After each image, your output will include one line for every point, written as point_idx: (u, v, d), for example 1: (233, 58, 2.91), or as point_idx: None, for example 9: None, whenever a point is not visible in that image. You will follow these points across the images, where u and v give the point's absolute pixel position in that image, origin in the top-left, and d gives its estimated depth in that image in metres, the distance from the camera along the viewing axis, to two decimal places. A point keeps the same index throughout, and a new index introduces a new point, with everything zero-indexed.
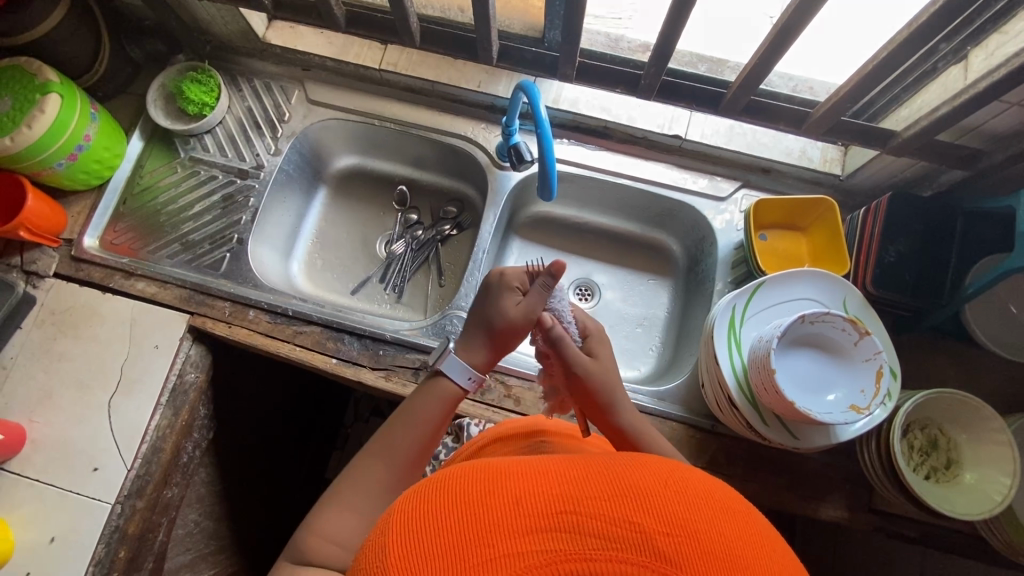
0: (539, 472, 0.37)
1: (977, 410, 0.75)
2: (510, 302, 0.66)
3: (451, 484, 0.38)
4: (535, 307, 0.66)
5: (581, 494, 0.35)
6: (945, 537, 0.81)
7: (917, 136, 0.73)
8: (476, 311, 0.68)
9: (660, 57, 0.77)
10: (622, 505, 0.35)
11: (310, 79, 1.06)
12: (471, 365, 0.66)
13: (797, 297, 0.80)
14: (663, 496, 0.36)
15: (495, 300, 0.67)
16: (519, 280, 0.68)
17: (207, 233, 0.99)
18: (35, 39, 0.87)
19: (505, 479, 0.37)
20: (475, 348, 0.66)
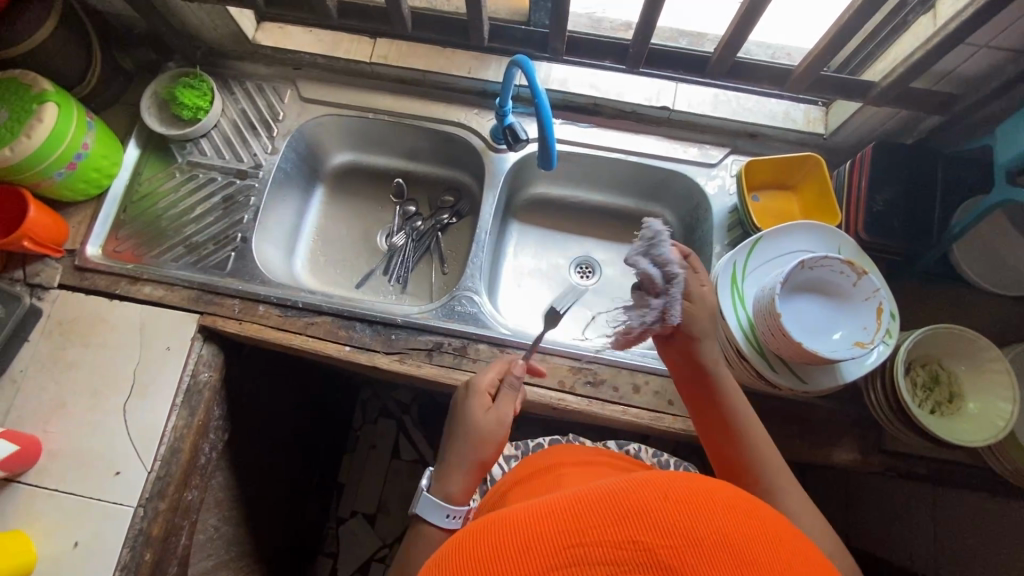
0: (543, 510, 0.37)
1: (974, 342, 0.79)
2: (481, 409, 0.71)
3: (464, 544, 0.38)
4: (504, 409, 0.71)
5: (582, 525, 0.35)
6: (953, 470, 0.84)
7: (897, 83, 0.76)
8: (451, 436, 0.71)
9: (647, 24, 0.79)
10: (626, 527, 0.35)
11: (301, 78, 1.07)
12: (449, 499, 0.67)
13: (794, 249, 0.83)
14: (663, 508, 0.36)
15: (465, 411, 0.72)
16: (489, 386, 0.74)
17: (211, 234, 1.00)
18: (39, 43, 0.88)
19: (512, 528, 0.37)
20: (451, 477, 0.68)
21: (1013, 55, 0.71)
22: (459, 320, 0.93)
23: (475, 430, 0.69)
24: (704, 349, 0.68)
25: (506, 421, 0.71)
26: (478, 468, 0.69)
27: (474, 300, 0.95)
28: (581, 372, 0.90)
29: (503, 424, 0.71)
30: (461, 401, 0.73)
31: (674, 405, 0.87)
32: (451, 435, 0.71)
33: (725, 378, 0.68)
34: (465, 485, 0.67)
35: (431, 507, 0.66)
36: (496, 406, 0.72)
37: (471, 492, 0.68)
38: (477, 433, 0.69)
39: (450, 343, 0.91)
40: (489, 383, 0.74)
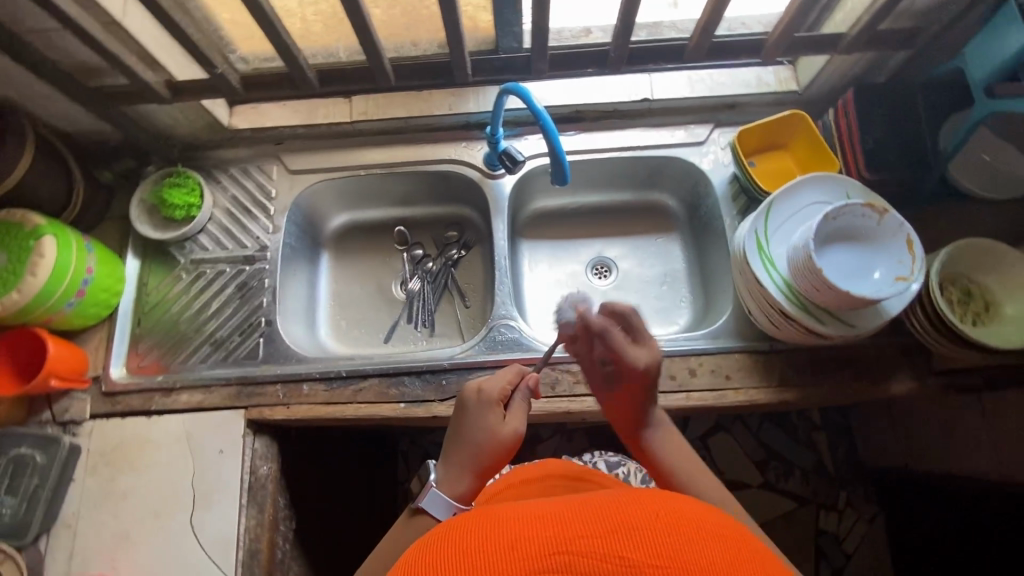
0: (535, 518, 0.40)
1: (995, 249, 0.83)
2: (497, 418, 0.70)
3: (456, 535, 0.41)
4: (516, 421, 0.71)
5: (573, 534, 0.37)
6: (1006, 374, 0.88)
7: (865, 29, 0.80)
8: (460, 435, 0.70)
9: (624, 25, 0.81)
10: (612, 541, 0.37)
11: (284, 151, 1.06)
12: (454, 497, 0.66)
13: (809, 204, 0.86)
14: (655, 530, 0.38)
15: (481, 416, 0.70)
16: (497, 393, 0.72)
17: (233, 326, 0.98)
18: (21, 179, 0.86)
19: (503, 529, 0.39)
20: (461, 477, 0.67)
21: None
22: (503, 349, 0.93)
23: (494, 440, 0.68)
24: (643, 437, 0.71)
25: (519, 434, 0.70)
26: (485, 471, 0.68)
27: (513, 326, 0.95)
28: None
29: (517, 435, 0.70)
30: (476, 407, 0.70)
31: (732, 378, 0.90)
32: (460, 434, 0.70)
33: (671, 448, 0.70)
34: (472, 484, 0.67)
35: (432, 501, 0.65)
36: (509, 415, 0.72)
37: (474, 492, 0.68)
38: (488, 438, 0.68)
39: None
40: (498, 389, 0.73)
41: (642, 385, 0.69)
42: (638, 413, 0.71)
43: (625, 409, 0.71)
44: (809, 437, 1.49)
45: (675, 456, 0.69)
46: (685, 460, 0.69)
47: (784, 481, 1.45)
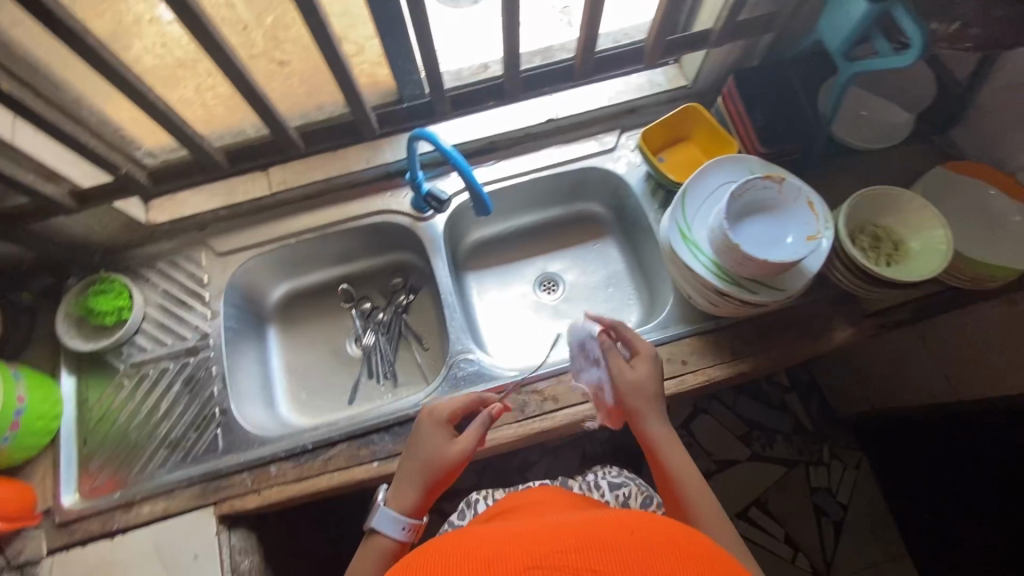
0: (514, 546, 0.44)
1: (889, 194, 0.91)
2: (444, 438, 0.75)
3: (438, 559, 0.44)
4: (467, 439, 0.74)
5: (548, 554, 0.41)
6: (930, 302, 0.94)
7: (727, 23, 0.88)
8: (410, 454, 0.75)
9: (512, 58, 0.85)
10: (584, 559, 0.41)
11: (210, 235, 1.05)
12: (401, 511, 0.71)
13: (719, 186, 0.91)
14: (625, 553, 0.42)
15: (429, 437, 0.76)
16: (447, 414, 0.78)
17: (187, 423, 0.95)
18: None
19: (482, 556, 0.43)
20: (407, 491, 0.72)
21: None
22: (466, 385, 0.94)
23: (438, 456, 0.73)
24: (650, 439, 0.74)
25: (467, 452, 0.73)
26: (433, 485, 0.73)
27: (471, 359, 0.96)
28: None
29: (464, 453, 0.73)
30: (426, 427, 0.77)
31: (688, 362, 0.93)
32: (411, 453, 0.75)
33: (675, 453, 0.72)
34: (417, 496, 0.72)
35: (379, 517, 0.70)
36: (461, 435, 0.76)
37: (422, 506, 0.72)
38: (432, 453, 0.74)
39: None
40: (448, 411, 0.78)
41: (653, 374, 0.78)
42: (648, 406, 0.76)
43: (637, 401, 0.76)
44: (781, 400, 1.55)
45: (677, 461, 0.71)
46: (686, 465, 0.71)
47: (769, 449, 1.49)
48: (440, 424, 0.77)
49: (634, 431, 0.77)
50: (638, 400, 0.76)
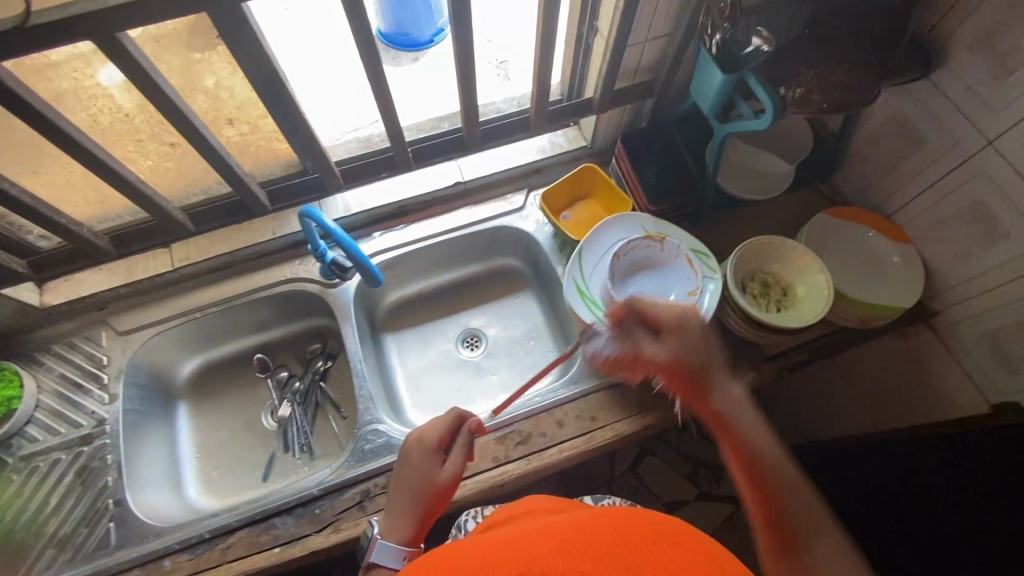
0: (505, 553, 0.45)
1: (774, 243, 0.95)
2: (432, 464, 0.72)
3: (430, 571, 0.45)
4: (454, 466, 0.72)
5: (537, 557, 0.43)
6: (826, 343, 0.97)
7: (604, 92, 0.93)
8: (399, 484, 0.73)
9: (395, 134, 0.87)
10: (571, 560, 0.42)
11: (111, 315, 1.02)
12: (399, 543, 0.70)
13: (612, 243, 0.94)
14: (612, 548, 0.43)
15: (416, 463, 0.73)
16: (434, 440, 0.73)
17: (78, 519, 0.90)
18: None
19: (473, 564, 0.44)
20: (399, 523, 0.70)
21: (668, 40, 0.90)
22: (373, 457, 0.92)
23: (427, 484, 0.71)
24: (720, 413, 0.58)
25: (455, 479, 0.71)
26: (426, 512, 0.71)
27: (379, 430, 0.94)
28: (507, 440, 0.92)
29: (454, 478, 0.71)
30: (414, 454, 0.73)
31: (597, 418, 0.93)
32: (399, 482, 0.73)
33: (754, 427, 0.58)
34: (411, 527, 0.70)
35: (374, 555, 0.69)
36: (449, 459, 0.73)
37: (418, 535, 0.71)
38: (418, 482, 0.72)
39: (376, 484, 0.88)
40: (436, 435, 0.73)
41: (701, 338, 0.62)
42: (715, 383, 0.60)
43: (697, 383, 0.60)
44: None
45: (761, 441, 0.57)
46: (771, 443, 0.57)
47: None
48: (428, 449, 0.73)
49: (694, 406, 0.61)
50: (701, 384, 0.60)
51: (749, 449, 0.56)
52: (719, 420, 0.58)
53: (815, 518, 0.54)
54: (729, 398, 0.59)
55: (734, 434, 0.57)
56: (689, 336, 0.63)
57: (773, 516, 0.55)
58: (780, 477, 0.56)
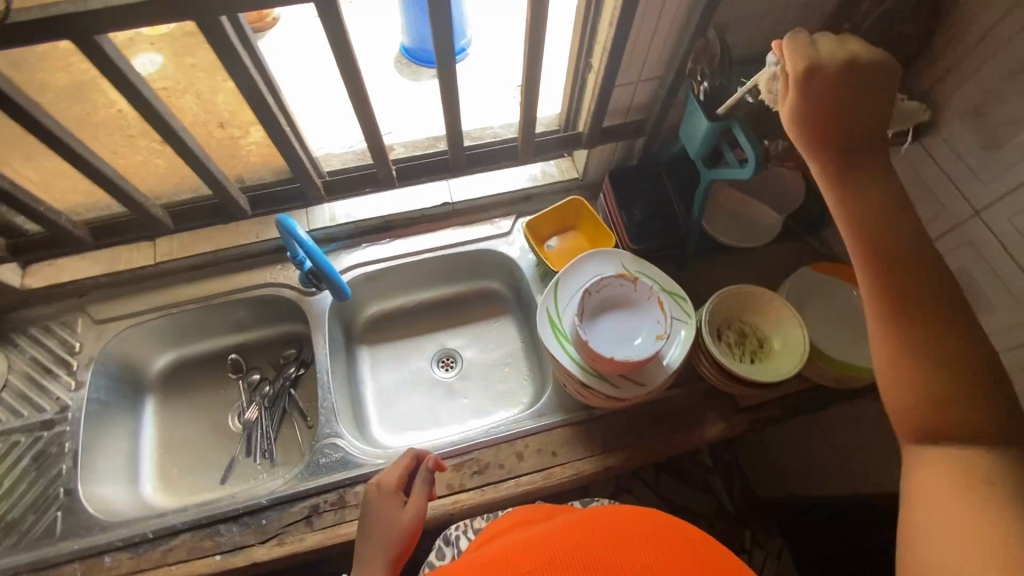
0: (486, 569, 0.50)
1: (753, 293, 0.93)
2: (394, 505, 0.72)
3: None
4: (419, 500, 0.72)
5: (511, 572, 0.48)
6: (801, 400, 0.95)
7: (593, 127, 0.94)
8: (364, 533, 0.70)
9: (379, 152, 0.88)
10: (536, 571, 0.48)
11: (89, 302, 1.03)
12: None
13: (588, 278, 0.93)
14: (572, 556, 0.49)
15: (379, 509, 0.72)
16: (394, 483, 0.74)
17: (27, 504, 0.89)
18: None
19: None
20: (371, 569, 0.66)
21: (658, 82, 0.91)
22: (328, 471, 0.91)
23: (392, 524, 0.70)
24: (852, 183, 0.55)
25: (422, 513, 0.71)
26: (397, 556, 0.68)
27: (337, 445, 0.93)
28: (464, 467, 0.91)
29: (419, 514, 0.71)
30: (375, 501, 0.73)
31: (558, 455, 0.92)
32: (364, 532, 0.70)
33: (882, 203, 0.54)
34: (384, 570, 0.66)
35: None
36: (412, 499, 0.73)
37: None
38: (384, 524, 0.70)
39: (326, 499, 0.87)
40: (394, 479, 0.75)
41: (849, 102, 0.55)
42: (885, 210, 0.54)
43: (865, 206, 0.54)
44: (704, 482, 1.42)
45: (888, 215, 0.54)
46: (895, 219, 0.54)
47: None
48: (389, 494, 0.73)
49: (826, 173, 0.56)
50: (870, 207, 0.54)
51: (869, 221, 0.54)
52: (877, 245, 0.53)
53: (938, 293, 0.52)
54: (863, 167, 0.55)
55: (890, 261, 0.53)
56: (868, 158, 0.55)
57: (889, 283, 0.53)
58: (949, 313, 0.51)
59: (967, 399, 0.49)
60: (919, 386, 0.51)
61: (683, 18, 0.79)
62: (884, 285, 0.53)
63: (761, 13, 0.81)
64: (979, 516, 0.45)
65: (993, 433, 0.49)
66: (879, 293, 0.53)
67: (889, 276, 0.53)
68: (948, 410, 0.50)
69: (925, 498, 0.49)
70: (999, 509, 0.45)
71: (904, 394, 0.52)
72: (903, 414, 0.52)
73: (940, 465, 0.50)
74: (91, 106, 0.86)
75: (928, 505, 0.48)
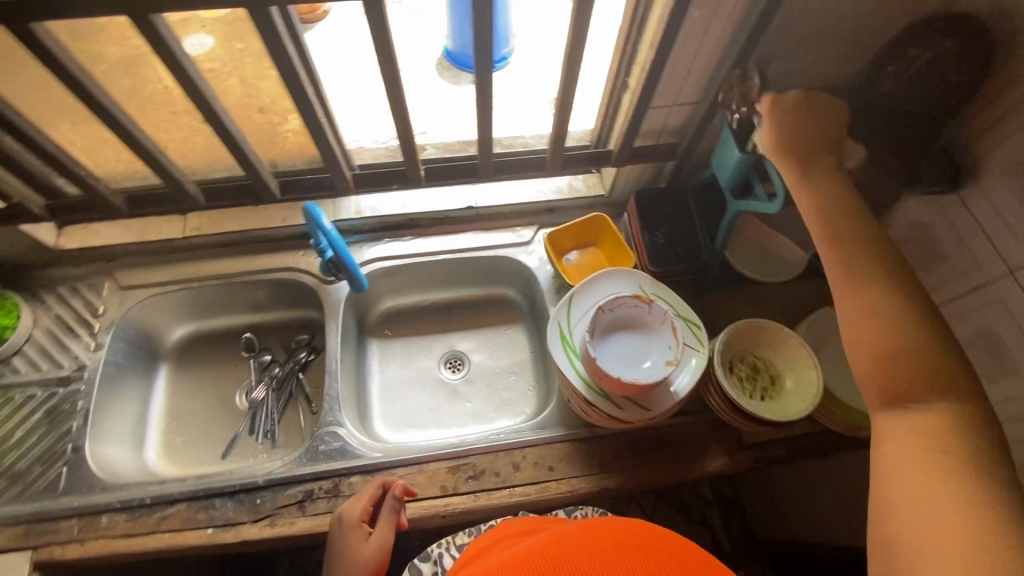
0: None
1: (769, 329, 0.92)
2: (360, 538, 0.79)
3: None
4: (383, 534, 0.79)
5: None
6: (809, 443, 0.92)
7: (624, 147, 0.94)
8: (332, 561, 0.78)
9: (409, 151, 0.89)
10: None
11: (116, 268, 1.06)
12: None
13: (604, 296, 0.93)
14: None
15: (346, 540, 0.79)
16: (359, 515, 0.80)
17: (35, 456, 0.92)
18: None
19: None
20: None
21: (693, 107, 0.91)
22: (326, 459, 0.91)
23: (358, 557, 0.77)
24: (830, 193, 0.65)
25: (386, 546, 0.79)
26: None
27: (338, 433, 0.94)
28: (460, 470, 0.90)
29: (383, 546, 0.79)
30: (341, 531, 0.80)
31: (555, 470, 0.91)
32: (332, 560, 0.78)
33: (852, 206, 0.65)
34: None
35: None
36: (376, 531, 0.80)
37: None
38: (351, 555, 0.78)
39: (321, 486, 0.88)
40: (358, 511, 0.81)
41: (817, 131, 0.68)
42: (848, 205, 0.65)
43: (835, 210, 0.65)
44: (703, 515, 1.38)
45: (855, 216, 0.65)
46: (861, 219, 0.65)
47: None
48: (353, 525, 0.80)
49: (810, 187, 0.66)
50: (832, 200, 0.65)
51: (842, 222, 0.64)
52: (836, 230, 0.64)
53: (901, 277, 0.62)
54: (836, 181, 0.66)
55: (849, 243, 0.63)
56: (831, 166, 0.67)
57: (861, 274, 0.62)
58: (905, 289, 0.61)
59: (920, 356, 0.58)
60: (881, 351, 0.59)
61: (725, 46, 0.79)
62: (846, 262, 0.63)
63: (805, 48, 0.81)
64: (953, 476, 0.52)
65: (945, 384, 0.57)
66: (839, 270, 0.63)
67: (847, 258, 0.63)
68: (904, 369, 0.58)
69: (893, 457, 0.56)
70: (965, 467, 0.52)
71: (866, 357, 0.60)
72: (867, 379, 0.60)
73: (905, 422, 0.57)
74: (141, 79, 0.86)
75: (899, 469, 0.55)
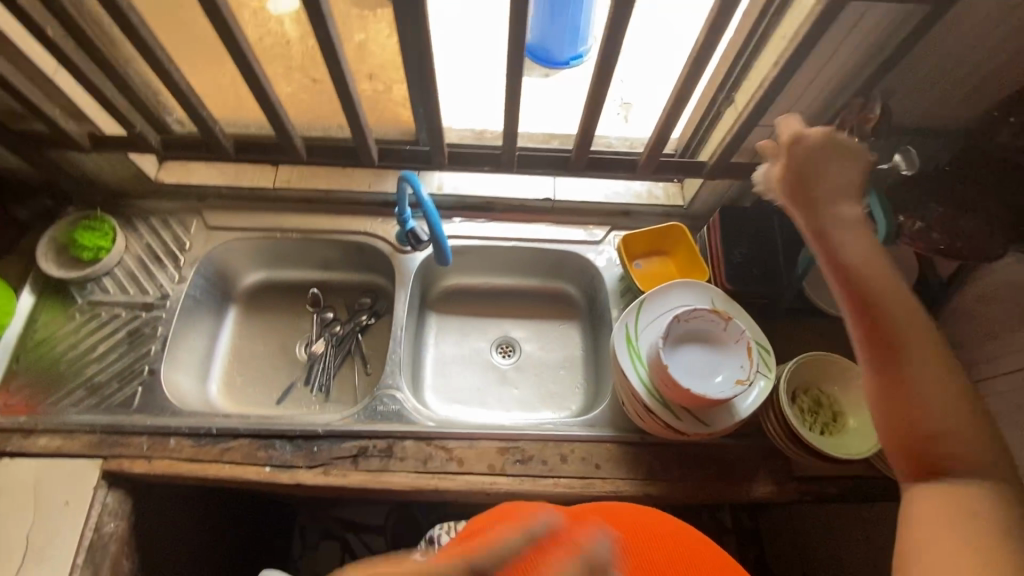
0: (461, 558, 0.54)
1: (838, 364, 0.91)
2: None
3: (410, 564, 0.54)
4: None
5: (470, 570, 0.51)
6: (861, 485, 0.91)
7: (719, 161, 0.93)
8: None
9: (510, 135, 0.91)
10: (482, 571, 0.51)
11: (206, 208, 1.11)
12: None
13: (675, 306, 0.93)
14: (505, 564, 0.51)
15: None
16: None
17: (115, 372, 0.97)
18: None
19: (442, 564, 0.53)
20: None
21: None
22: (383, 420, 0.94)
23: None
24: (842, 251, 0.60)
25: None
26: None
27: (396, 397, 0.97)
28: (509, 452, 0.92)
29: None
30: None
31: (601, 468, 0.92)
32: None
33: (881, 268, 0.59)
34: None
35: None
36: None
37: None
38: None
39: (375, 445, 0.91)
40: None
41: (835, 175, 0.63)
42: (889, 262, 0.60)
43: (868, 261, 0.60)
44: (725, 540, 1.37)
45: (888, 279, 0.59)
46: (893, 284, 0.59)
47: None
48: None
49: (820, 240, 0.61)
50: (871, 247, 0.60)
51: (870, 281, 0.59)
52: (868, 293, 0.59)
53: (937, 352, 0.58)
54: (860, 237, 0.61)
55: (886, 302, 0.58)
56: (838, 218, 0.61)
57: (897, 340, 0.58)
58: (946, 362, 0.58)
59: (955, 432, 0.56)
60: (913, 423, 0.57)
61: (848, 73, 0.77)
62: (874, 346, 0.59)
63: (930, 88, 0.79)
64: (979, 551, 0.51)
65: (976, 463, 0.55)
66: (868, 333, 0.59)
67: (889, 317, 0.58)
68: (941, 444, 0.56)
69: (925, 536, 0.54)
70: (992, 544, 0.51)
71: (895, 432, 0.58)
72: (897, 454, 0.59)
73: (942, 502, 0.55)
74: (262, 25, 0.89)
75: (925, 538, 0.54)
